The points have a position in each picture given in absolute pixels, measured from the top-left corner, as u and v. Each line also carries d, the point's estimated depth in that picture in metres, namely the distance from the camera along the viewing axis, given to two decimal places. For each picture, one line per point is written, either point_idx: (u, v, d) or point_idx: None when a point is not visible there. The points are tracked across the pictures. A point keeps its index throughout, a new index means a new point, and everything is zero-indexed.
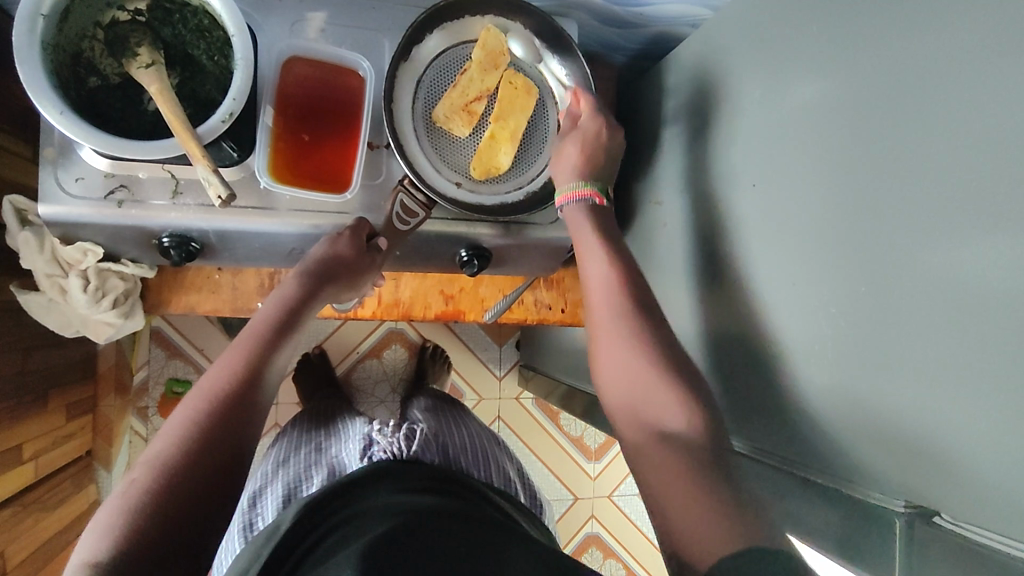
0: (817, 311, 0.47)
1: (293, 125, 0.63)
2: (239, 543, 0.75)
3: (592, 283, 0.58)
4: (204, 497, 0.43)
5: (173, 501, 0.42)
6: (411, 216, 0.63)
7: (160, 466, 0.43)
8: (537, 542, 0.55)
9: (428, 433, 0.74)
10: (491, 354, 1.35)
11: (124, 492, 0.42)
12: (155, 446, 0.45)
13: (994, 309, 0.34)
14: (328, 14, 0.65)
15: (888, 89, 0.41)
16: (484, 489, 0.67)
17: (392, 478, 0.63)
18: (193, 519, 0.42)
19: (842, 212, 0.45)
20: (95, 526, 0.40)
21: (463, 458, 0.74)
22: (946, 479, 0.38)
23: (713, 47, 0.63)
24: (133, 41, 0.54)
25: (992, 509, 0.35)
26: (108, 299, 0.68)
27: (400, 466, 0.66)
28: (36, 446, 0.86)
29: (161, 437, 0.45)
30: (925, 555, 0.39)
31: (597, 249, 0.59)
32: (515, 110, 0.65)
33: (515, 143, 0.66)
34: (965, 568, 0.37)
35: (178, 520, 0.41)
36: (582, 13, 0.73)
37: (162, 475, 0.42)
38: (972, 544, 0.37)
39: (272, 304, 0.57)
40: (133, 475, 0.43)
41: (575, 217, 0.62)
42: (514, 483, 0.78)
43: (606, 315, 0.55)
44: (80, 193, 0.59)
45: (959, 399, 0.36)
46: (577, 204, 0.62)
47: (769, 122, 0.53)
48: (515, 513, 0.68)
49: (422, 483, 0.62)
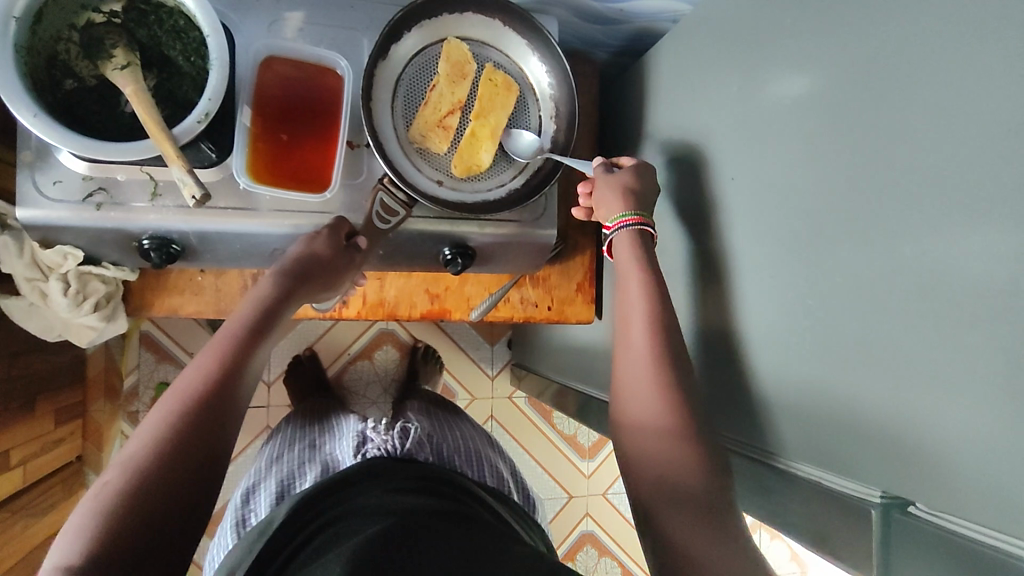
0: (794, 303, 0.47)
1: (271, 126, 0.62)
2: (232, 539, 0.74)
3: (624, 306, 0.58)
4: (179, 500, 0.43)
5: (147, 505, 0.41)
6: (391, 214, 0.64)
7: (135, 468, 0.42)
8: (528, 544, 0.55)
9: (421, 433, 0.74)
10: (483, 353, 1.36)
11: (97, 496, 0.41)
12: (129, 448, 0.44)
13: (968, 296, 0.34)
14: (306, 14, 0.65)
15: (857, 82, 0.42)
16: (475, 488, 0.67)
17: (381, 476, 0.62)
18: (169, 522, 0.42)
19: (820, 203, 0.45)
20: (67, 531, 0.40)
21: (456, 457, 0.74)
22: (919, 470, 0.38)
23: (690, 42, 0.63)
24: (108, 42, 0.53)
25: (963, 499, 0.35)
26: (89, 303, 0.68)
27: (391, 463, 0.65)
28: (24, 451, 0.85)
29: (135, 440, 0.45)
30: (902, 546, 0.39)
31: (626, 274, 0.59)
32: (495, 107, 0.65)
33: (496, 141, 0.65)
34: (942, 559, 0.37)
35: (152, 523, 0.41)
36: (562, 10, 0.73)
37: (137, 478, 0.42)
38: (949, 534, 0.36)
39: (249, 304, 0.56)
40: (106, 477, 0.42)
41: (627, 241, 0.61)
42: (507, 481, 0.77)
43: (632, 342, 0.55)
44: (58, 196, 0.59)
45: (935, 385, 0.36)
46: (629, 230, 0.61)
47: (748, 117, 0.54)
48: (508, 514, 0.67)
49: (415, 482, 0.62)
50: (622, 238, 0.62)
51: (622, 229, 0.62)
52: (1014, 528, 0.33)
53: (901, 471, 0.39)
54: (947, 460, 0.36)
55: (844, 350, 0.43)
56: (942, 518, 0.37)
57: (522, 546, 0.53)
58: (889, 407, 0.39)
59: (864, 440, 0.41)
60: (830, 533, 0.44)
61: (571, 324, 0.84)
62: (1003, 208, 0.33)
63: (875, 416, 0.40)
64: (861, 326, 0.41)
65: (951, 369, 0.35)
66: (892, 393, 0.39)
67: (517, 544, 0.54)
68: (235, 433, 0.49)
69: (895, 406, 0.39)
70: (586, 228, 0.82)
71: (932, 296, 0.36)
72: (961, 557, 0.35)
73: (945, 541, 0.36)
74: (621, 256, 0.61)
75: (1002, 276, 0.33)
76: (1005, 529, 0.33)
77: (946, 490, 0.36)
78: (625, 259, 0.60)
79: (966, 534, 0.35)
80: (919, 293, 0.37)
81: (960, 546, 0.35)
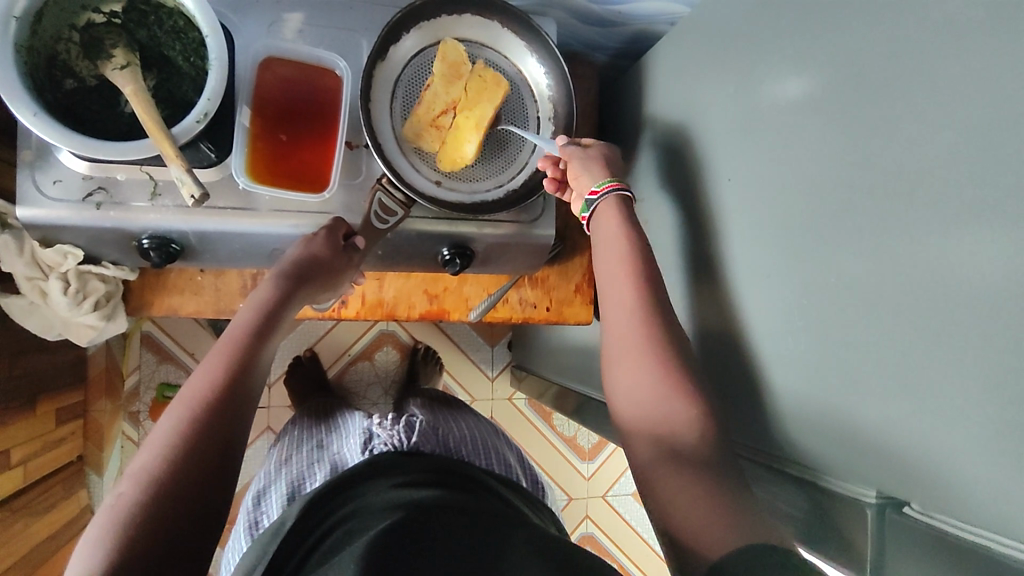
0: (792, 303, 0.47)
1: (270, 127, 0.63)
2: (246, 542, 0.75)
3: (608, 292, 0.58)
4: (194, 503, 0.43)
5: (162, 511, 0.41)
6: (389, 214, 0.64)
7: (147, 477, 0.43)
8: (534, 528, 0.55)
9: (426, 426, 0.74)
10: (483, 355, 1.36)
11: (113, 508, 0.41)
12: (141, 458, 0.44)
13: (964, 296, 0.34)
14: (306, 15, 0.65)
15: (854, 84, 0.42)
16: (481, 476, 0.67)
17: (387, 471, 0.62)
18: (185, 526, 0.42)
19: (815, 203, 0.45)
20: (84, 543, 0.40)
21: (463, 448, 0.74)
22: (918, 471, 0.37)
23: (689, 43, 0.63)
24: (108, 43, 0.54)
25: (960, 500, 0.35)
26: (88, 302, 0.68)
27: (397, 458, 0.65)
28: (25, 450, 0.86)
29: (145, 450, 0.45)
30: (898, 546, 0.39)
31: (609, 261, 0.59)
32: (482, 100, 0.65)
33: (482, 132, 0.64)
34: (939, 561, 0.37)
35: (169, 528, 0.41)
36: (561, 12, 0.73)
37: (149, 486, 0.42)
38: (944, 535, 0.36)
39: (250, 309, 0.56)
40: (119, 488, 0.43)
41: (611, 209, 0.61)
42: (515, 469, 0.77)
43: (620, 338, 0.54)
44: (59, 195, 0.59)
45: (932, 386, 0.36)
46: (616, 196, 0.61)
47: (744, 118, 0.54)
48: (516, 499, 0.67)
49: (423, 474, 0.62)
50: (608, 204, 0.61)
51: (603, 196, 0.61)
52: (1009, 526, 0.33)
53: (897, 471, 0.39)
54: (946, 461, 0.36)
55: (839, 348, 0.43)
56: (936, 519, 0.37)
57: (527, 532, 0.53)
58: (888, 408, 0.39)
59: (860, 441, 0.41)
60: (829, 533, 0.44)
61: (569, 325, 0.84)
62: (996, 206, 0.33)
63: (870, 415, 0.40)
64: (858, 326, 0.41)
65: (947, 371, 0.35)
66: (891, 395, 0.39)
67: (524, 529, 0.54)
68: (245, 437, 0.49)
69: (893, 407, 0.39)
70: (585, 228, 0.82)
71: (926, 296, 0.36)
72: (958, 558, 0.35)
73: (943, 543, 0.36)
74: (604, 224, 0.61)
75: (996, 274, 0.33)
76: (1002, 529, 0.33)
77: (947, 492, 0.36)
78: (610, 231, 0.60)
79: (960, 534, 0.35)
80: (912, 292, 0.37)
81: (956, 547, 0.35)
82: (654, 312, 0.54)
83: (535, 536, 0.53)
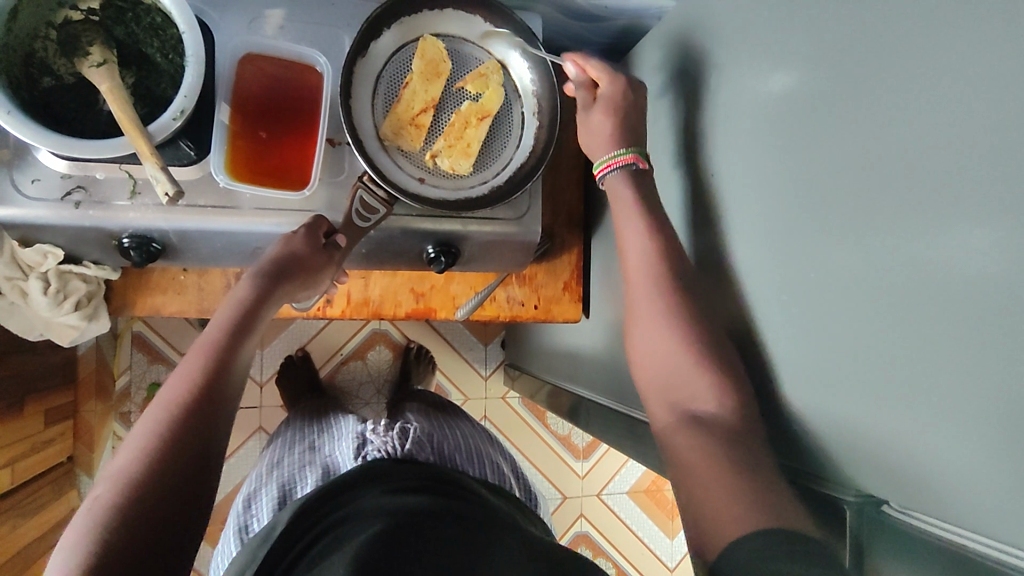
0: (773, 299, 0.47)
1: (249, 125, 0.62)
2: (235, 546, 0.74)
3: (630, 255, 0.56)
4: (173, 503, 0.43)
5: (143, 513, 0.41)
6: (372, 212, 0.63)
7: (124, 479, 0.42)
8: (526, 538, 0.54)
9: (422, 433, 0.73)
10: (476, 353, 1.35)
11: (88, 511, 0.41)
12: (118, 461, 0.44)
13: (948, 293, 0.33)
14: (286, 11, 0.65)
15: (832, 75, 0.42)
16: (474, 486, 0.66)
17: (382, 478, 0.62)
18: (165, 527, 0.42)
19: (792, 197, 0.45)
20: (62, 546, 0.39)
21: (458, 456, 0.74)
22: (911, 475, 0.37)
23: (674, 37, 0.63)
24: (85, 40, 0.53)
25: (955, 504, 0.34)
26: (69, 302, 0.68)
27: (394, 465, 0.65)
28: (13, 451, 0.85)
29: (124, 452, 0.44)
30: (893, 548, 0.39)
31: (634, 214, 0.56)
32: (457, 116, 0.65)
33: (474, 118, 0.66)
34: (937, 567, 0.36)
35: (148, 528, 0.41)
36: (547, 7, 0.72)
37: (127, 488, 0.42)
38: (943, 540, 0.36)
39: (227, 309, 0.56)
40: (95, 492, 0.42)
41: (620, 187, 0.58)
42: (508, 479, 0.78)
43: (645, 297, 0.53)
44: (37, 194, 0.59)
45: (921, 386, 0.35)
46: (619, 172, 0.58)
47: (726, 111, 0.53)
48: (508, 508, 0.67)
49: (417, 482, 0.62)
50: (616, 178, 0.59)
51: (610, 172, 0.59)
52: (1002, 524, 0.32)
53: (882, 466, 0.39)
54: (932, 460, 0.35)
55: (820, 344, 0.42)
56: (913, 517, 0.38)
57: (518, 539, 0.53)
58: (873, 407, 0.38)
59: (846, 439, 0.41)
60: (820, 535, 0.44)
61: (558, 323, 0.83)
62: (975, 200, 0.32)
63: (852, 412, 0.40)
64: (839, 323, 0.40)
65: (933, 369, 0.34)
66: (878, 395, 0.38)
67: (513, 538, 0.54)
68: (224, 438, 0.49)
69: (879, 405, 0.38)
70: (573, 226, 0.82)
71: (902, 289, 0.36)
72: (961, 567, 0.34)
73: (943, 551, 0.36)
74: (619, 198, 0.58)
75: (977, 268, 0.32)
76: (995, 528, 0.32)
77: (943, 494, 0.35)
78: (622, 201, 0.58)
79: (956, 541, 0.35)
80: (895, 284, 0.36)
81: (956, 552, 0.35)
82: (646, 279, 0.53)
83: (528, 543, 0.53)
